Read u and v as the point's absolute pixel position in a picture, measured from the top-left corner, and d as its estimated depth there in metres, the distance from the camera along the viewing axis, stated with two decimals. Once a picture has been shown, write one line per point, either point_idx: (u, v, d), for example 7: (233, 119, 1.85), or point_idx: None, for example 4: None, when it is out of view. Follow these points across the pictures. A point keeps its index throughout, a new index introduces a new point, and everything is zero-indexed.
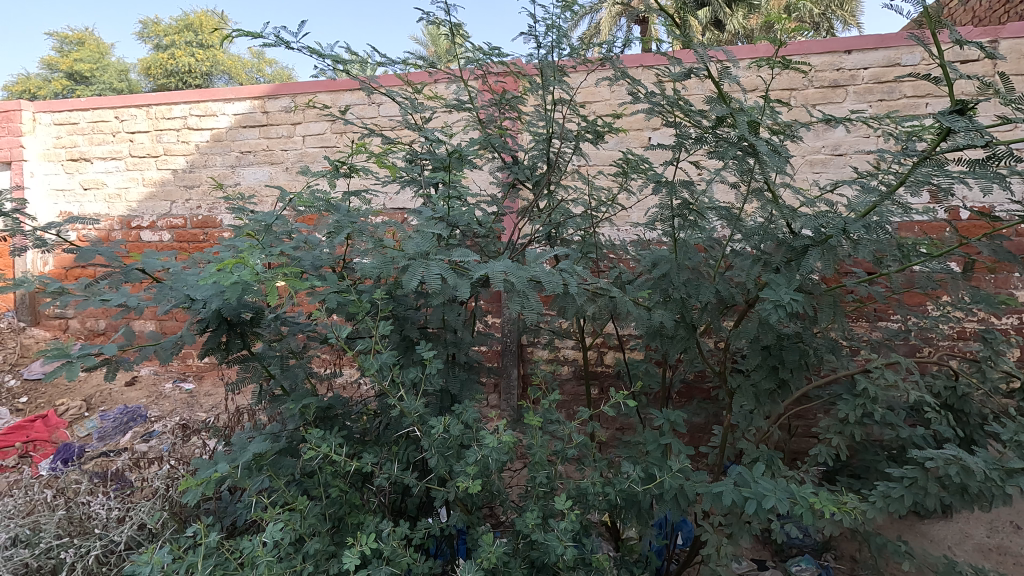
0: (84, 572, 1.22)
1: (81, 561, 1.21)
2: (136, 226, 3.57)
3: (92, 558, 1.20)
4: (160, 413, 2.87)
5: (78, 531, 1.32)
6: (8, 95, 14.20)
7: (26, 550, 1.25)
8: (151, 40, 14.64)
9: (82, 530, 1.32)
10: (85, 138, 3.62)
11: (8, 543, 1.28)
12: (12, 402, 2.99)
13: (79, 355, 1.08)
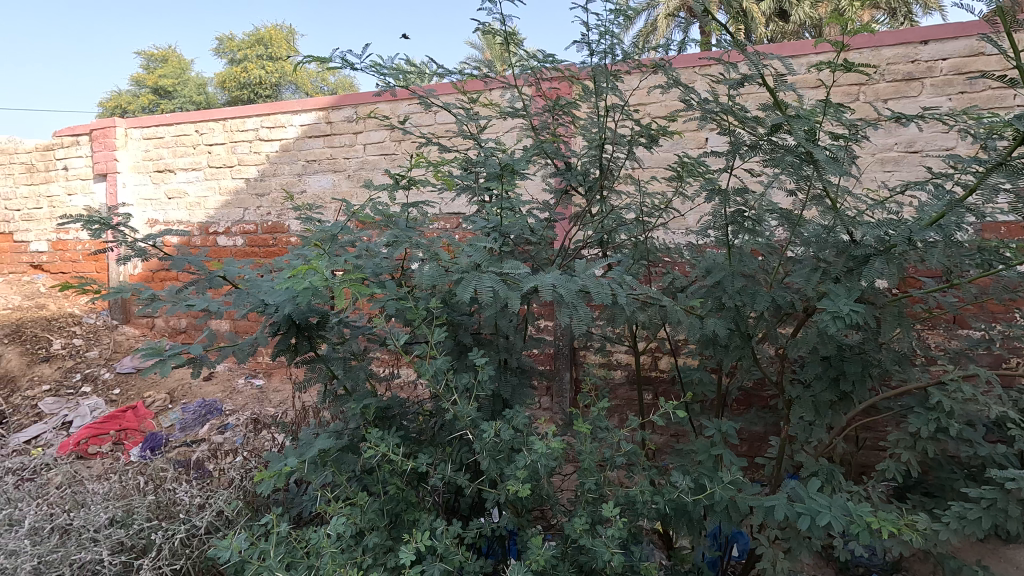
0: (170, 553, 1.33)
1: (168, 542, 1.33)
2: (214, 231, 3.83)
3: (177, 540, 1.31)
4: (234, 407, 3.08)
5: (165, 515, 1.44)
6: (101, 109, 15.48)
7: (122, 530, 1.36)
8: (226, 54, 15.61)
9: (168, 514, 1.45)
10: (169, 150, 3.92)
11: (106, 522, 1.40)
12: (106, 393, 3.28)
13: (170, 354, 1.19)
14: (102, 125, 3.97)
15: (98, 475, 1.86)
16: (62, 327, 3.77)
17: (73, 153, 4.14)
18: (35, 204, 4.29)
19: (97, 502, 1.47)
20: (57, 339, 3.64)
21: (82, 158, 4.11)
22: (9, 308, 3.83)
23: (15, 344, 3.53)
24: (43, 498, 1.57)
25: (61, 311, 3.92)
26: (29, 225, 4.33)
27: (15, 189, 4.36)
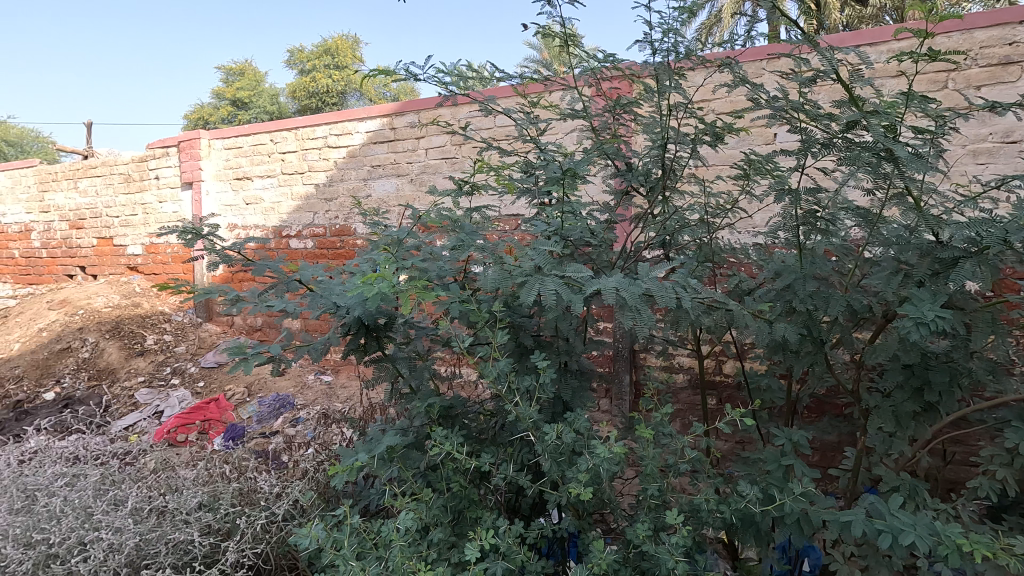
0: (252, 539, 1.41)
1: (250, 528, 1.42)
2: (287, 235, 4.05)
3: (258, 526, 1.40)
4: (305, 401, 3.25)
5: (247, 502, 1.54)
6: (187, 122, 16.71)
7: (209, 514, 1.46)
8: (297, 66, 16.41)
9: (250, 501, 1.55)
10: (247, 159, 4.18)
11: (196, 506, 1.49)
12: (192, 386, 3.54)
13: (253, 353, 1.27)
14: (188, 137, 4.28)
15: (187, 460, 2.02)
16: (154, 324, 4.09)
17: (163, 164, 4.48)
18: (131, 211, 4.68)
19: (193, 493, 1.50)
20: (150, 335, 3.96)
21: (171, 168, 4.44)
22: (110, 306, 4.21)
23: (114, 339, 3.86)
24: (143, 482, 1.65)
25: (153, 310, 4.26)
26: (126, 230, 4.73)
27: (115, 197, 4.78)
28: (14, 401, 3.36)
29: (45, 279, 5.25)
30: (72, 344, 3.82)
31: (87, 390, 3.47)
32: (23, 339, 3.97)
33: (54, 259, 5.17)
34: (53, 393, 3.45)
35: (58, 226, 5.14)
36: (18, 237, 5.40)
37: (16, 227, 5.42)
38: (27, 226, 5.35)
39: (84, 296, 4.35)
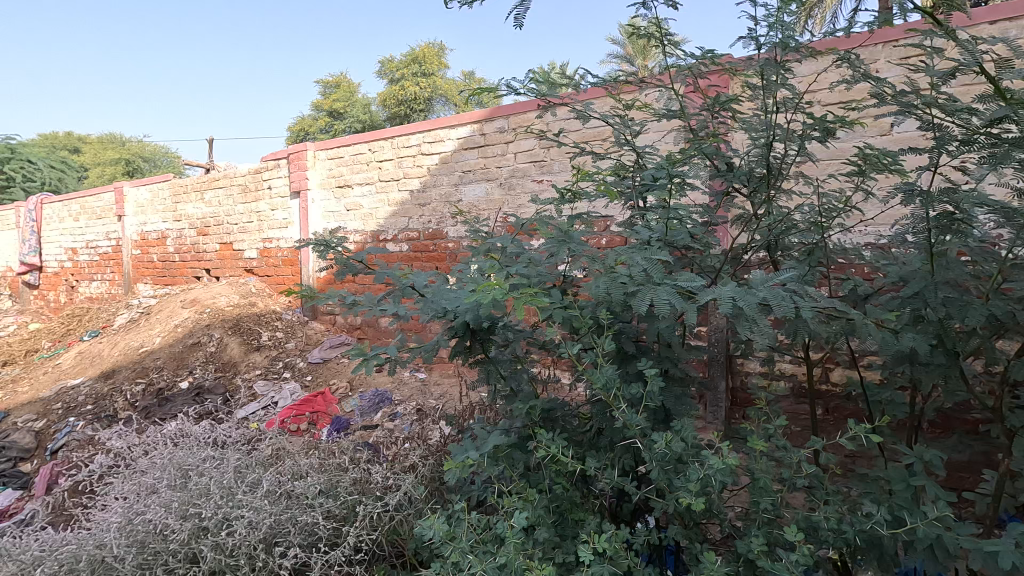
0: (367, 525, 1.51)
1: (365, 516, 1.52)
2: (383, 239, 4.28)
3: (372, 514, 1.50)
4: (401, 397, 3.43)
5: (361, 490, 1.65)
6: (290, 133, 18.09)
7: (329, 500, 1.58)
8: (387, 76, 17.22)
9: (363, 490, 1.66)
10: (348, 168, 4.46)
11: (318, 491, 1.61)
12: (301, 379, 3.84)
13: (372, 355, 1.37)
14: (297, 149, 4.64)
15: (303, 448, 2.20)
16: (268, 322, 4.48)
17: (275, 175, 4.89)
18: (248, 218, 5.15)
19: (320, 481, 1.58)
20: (265, 332, 4.34)
21: (282, 179, 4.83)
22: (231, 305, 4.65)
23: (235, 335, 4.27)
24: (274, 468, 1.74)
25: (266, 308, 4.66)
26: (243, 236, 5.20)
27: (234, 206, 5.27)
28: (156, 388, 3.81)
29: (176, 280, 5.88)
30: (201, 339, 4.26)
31: (214, 380, 3.86)
32: (162, 334, 4.48)
33: (184, 262, 5.79)
34: (187, 381, 3.86)
35: (187, 233, 5.74)
36: (155, 242, 6.09)
37: (153, 234, 6.12)
38: (162, 233, 6.03)
39: (209, 295, 4.84)
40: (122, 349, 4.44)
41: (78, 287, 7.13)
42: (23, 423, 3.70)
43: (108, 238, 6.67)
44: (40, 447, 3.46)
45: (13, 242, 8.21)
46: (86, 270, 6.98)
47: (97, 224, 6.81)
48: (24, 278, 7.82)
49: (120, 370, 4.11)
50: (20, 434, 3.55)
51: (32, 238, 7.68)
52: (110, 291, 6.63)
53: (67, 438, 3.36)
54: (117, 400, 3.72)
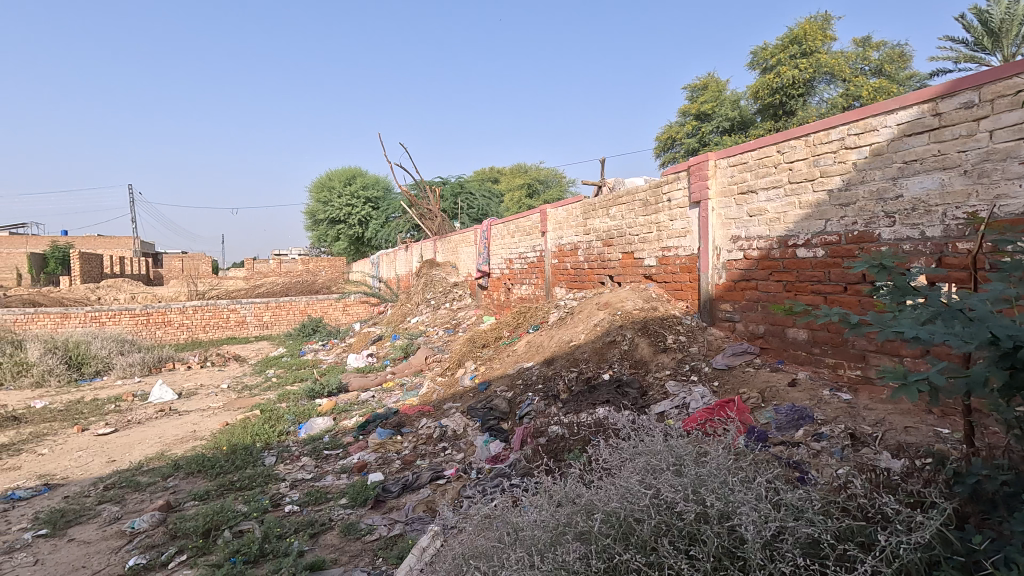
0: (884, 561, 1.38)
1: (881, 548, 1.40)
2: (793, 244, 3.98)
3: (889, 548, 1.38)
4: (825, 416, 3.15)
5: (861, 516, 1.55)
6: (659, 142, 19.13)
7: (833, 520, 1.51)
8: (760, 65, 16.25)
9: (863, 516, 1.55)
10: (752, 173, 4.34)
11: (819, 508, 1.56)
12: (709, 383, 3.96)
13: (913, 379, 1.34)
14: (699, 160, 4.79)
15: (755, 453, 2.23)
16: (671, 325, 4.80)
17: (675, 187, 5.17)
18: (648, 229, 5.62)
19: (816, 498, 1.53)
20: (669, 334, 4.65)
21: (682, 191, 5.08)
22: (637, 308, 5.18)
23: (644, 336, 4.72)
24: (755, 468, 1.79)
25: (667, 312, 5.04)
26: (643, 246, 5.71)
27: (636, 219, 5.83)
28: (586, 376, 4.56)
29: (585, 285, 6.88)
30: (616, 338, 4.87)
31: (630, 375, 4.38)
32: (585, 331, 5.33)
33: (591, 270, 6.73)
34: (609, 374, 4.50)
35: (595, 244, 6.67)
36: (569, 253, 7.30)
37: (568, 246, 7.33)
38: (574, 245, 7.18)
39: (618, 299, 5.49)
40: (556, 341, 5.49)
41: (512, 289, 9.14)
42: (500, 393, 4.99)
43: (534, 250, 8.34)
44: (512, 412, 4.60)
45: (471, 255, 11.16)
46: (518, 275, 8.90)
47: (527, 239, 8.60)
48: (478, 281, 10.53)
49: (558, 359, 5.08)
50: (500, 400, 4.80)
51: (484, 251, 10.26)
52: (535, 292, 8.29)
53: (530, 407, 4.40)
54: (559, 383, 4.63)
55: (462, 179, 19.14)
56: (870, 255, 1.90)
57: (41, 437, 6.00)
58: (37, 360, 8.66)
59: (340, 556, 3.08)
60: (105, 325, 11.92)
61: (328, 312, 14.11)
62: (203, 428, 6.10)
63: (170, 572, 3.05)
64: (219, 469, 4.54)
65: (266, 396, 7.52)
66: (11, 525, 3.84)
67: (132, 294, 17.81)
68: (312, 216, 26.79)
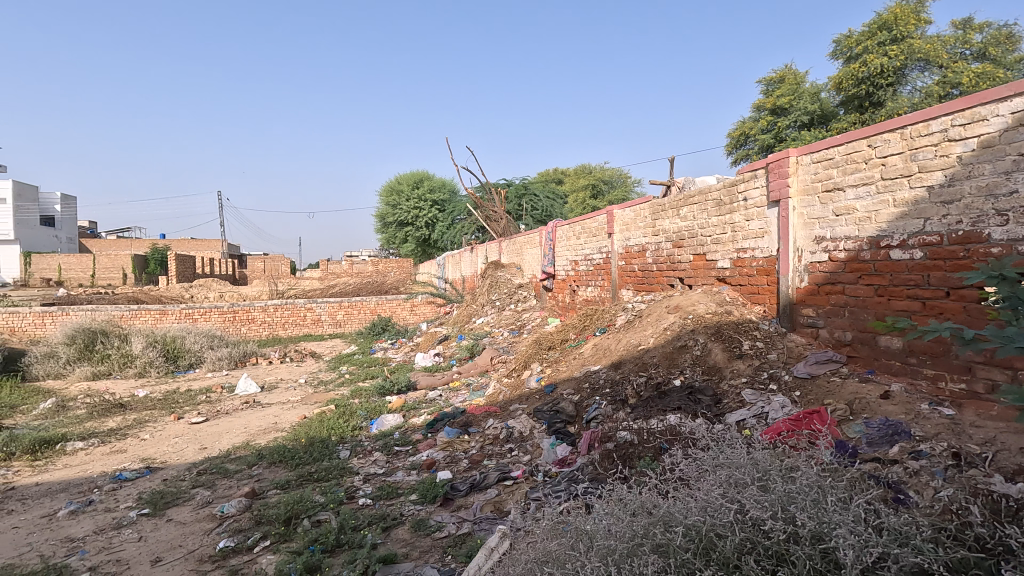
0: None
1: None
2: (886, 245, 3.69)
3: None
4: (924, 433, 2.89)
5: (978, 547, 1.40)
6: (731, 139, 18.39)
7: (946, 549, 1.38)
8: (844, 54, 15.26)
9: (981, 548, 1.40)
10: (839, 170, 4.07)
11: (927, 536, 1.43)
12: (790, 393, 3.74)
13: None
14: (779, 157, 4.55)
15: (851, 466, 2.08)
16: (747, 330, 4.58)
17: (752, 186, 4.94)
18: (722, 230, 5.40)
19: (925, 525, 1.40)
20: (745, 340, 4.44)
21: (759, 189, 4.84)
22: (710, 312, 4.99)
23: (718, 341, 4.54)
24: (850, 487, 1.67)
25: (743, 317, 4.81)
26: (716, 247, 5.49)
27: (708, 219, 5.62)
28: (655, 382, 4.44)
29: (653, 288, 6.70)
30: (688, 342, 4.71)
31: (703, 382, 4.21)
32: (655, 335, 5.19)
33: (660, 272, 6.55)
34: (680, 380, 4.36)
35: (664, 245, 6.48)
36: (637, 254, 7.14)
37: (636, 247, 7.17)
38: (643, 246, 7.01)
39: (690, 302, 5.31)
40: (624, 345, 5.38)
41: (578, 291, 9.06)
42: (567, 396, 4.95)
43: (600, 252, 8.22)
44: (579, 415, 4.55)
45: (536, 256, 11.16)
46: (584, 277, 8.80)
47: (593, 240, 8.49)
48: (543, 282, 10.51)
49: (626, 363, 4.98)
50: (566, 403, 4.76)
51: (549, 253, 10.23)
52: (601, 294, 8.17)
53: (597, 412, 4.33)
54: (628, 387, 4.53)
55: (526, 180, 19.22)
56: (989, 262, 1.71)
57: (143, 424, 6.56)
58: (139, 353, 9.48)
59: (410, 551, 3.16)
60: (196, 321, 12.88)
61: (397, 312, 14.56)
62: (283, 420, 6.45)
63: (255, 555, 3.24)
64: (298, 460, 4.78)
65: (340, 392, 7.85)
66: (119, 503, 4.23)
67: (220, 293, 19.15)
68: (382, 218, 27.76)
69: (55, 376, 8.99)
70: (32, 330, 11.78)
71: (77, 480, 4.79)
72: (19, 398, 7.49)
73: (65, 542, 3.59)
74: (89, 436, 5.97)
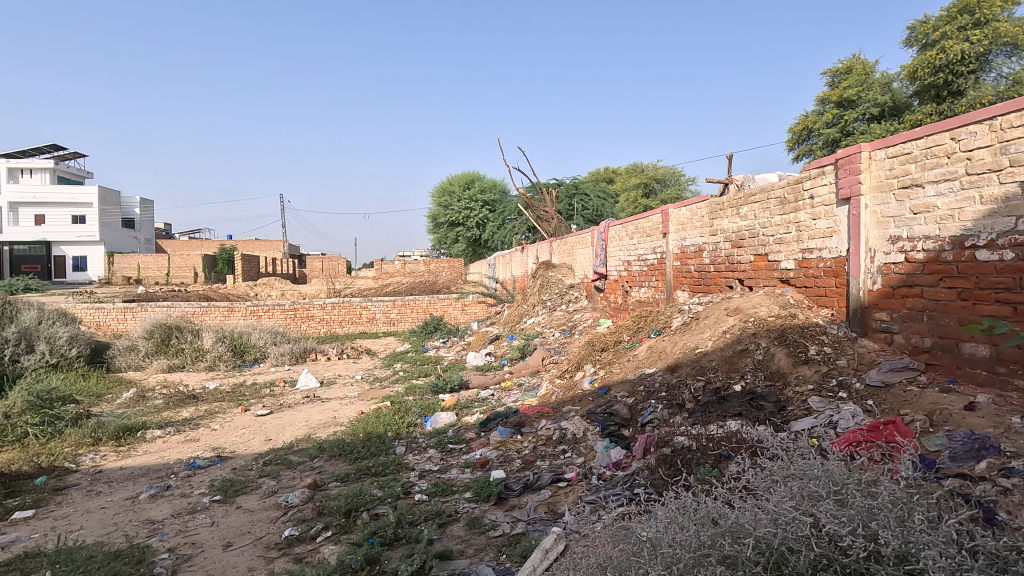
0: None
1: None
2: (971, 245, 3.43)
3: None
4: (1016, 449, 2.67)
5: None
6: (793, 134, 17.63)
7: None
8: (919, 41, 14.34)
9: None
10: (917, 165, 3.82)
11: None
12: (862, 402, 3.54)
13: None
14: (849, 152, 4.32)
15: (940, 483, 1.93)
16: (813, 334, 4.37)
17: (819, 183, 4.71)
18: (785, 229, 5.18)
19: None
20: (812, 345, 4.24)
21: (827, 186, 4.61)
22: (773, 316, 4.80)
23: (782, 346, 4.35)
24: (938, 503, 1.57)
25: (809, 320, 4.59)
26: (780, 248, 5.27)
27: (771, 219, 5.40)
28: (714, 387, 4.30)
29: (710, 289, 6.51)
30: (749, 346, 4.54)
31: (766, 388, 4.05)
32: (713, 338, 5.04)
33: (718, 273, 6.35)
34: (741, 385, 4.21)
35: (723, 246, 6.28)
36: (693, 255, 6.96)
37: (691, 248, 6.99)
38: (699, 246, 6.82)
39: (751, 304, 5.13)
40: (681, 348, 5.25)
41: (630, 292, 8.92)
42: (621, 399, 4.88)
43: (654, 252, 8.06)
44: (634, 419, 4.47)
45: (588, 256, 11.06)
46: (637, 278, 8.66)
47: (646, 240, 8.34)
48: (595, 283, 10.41)
49: (683, 366, 4.85)
50: (621, 406, 4.69)
51: (601, 253, 10.11)
52: (655, 295, 8.01)
53: (652, 415, 4.24)
54: (685, 391, 4.41)
55: (577, 180, 19.12)
56: None
57: (214, 415, 6.94)
58: (210, 347, 10.05)
59: (466, 548, 3.20)
60: (261, 318, 13.52)
61: (448, 311, 14.78)
62: (342, 415, 6.67)
63: (318, 545, 3.37)
64: (357, 455, 4.93)
65: (395, 389, 8.05)
66: (194, 489, 4.49)
67: (282, 291, 20.02)
68: (434, 219, 28.25)
69: (135, 368, 9.65)
70: (115, 324, 12.69)
71: (156, 466, 5.12)
72: (104, 387, 8.09)
73: (147, 523, 3.85)
74: (166, 426, 6.37)
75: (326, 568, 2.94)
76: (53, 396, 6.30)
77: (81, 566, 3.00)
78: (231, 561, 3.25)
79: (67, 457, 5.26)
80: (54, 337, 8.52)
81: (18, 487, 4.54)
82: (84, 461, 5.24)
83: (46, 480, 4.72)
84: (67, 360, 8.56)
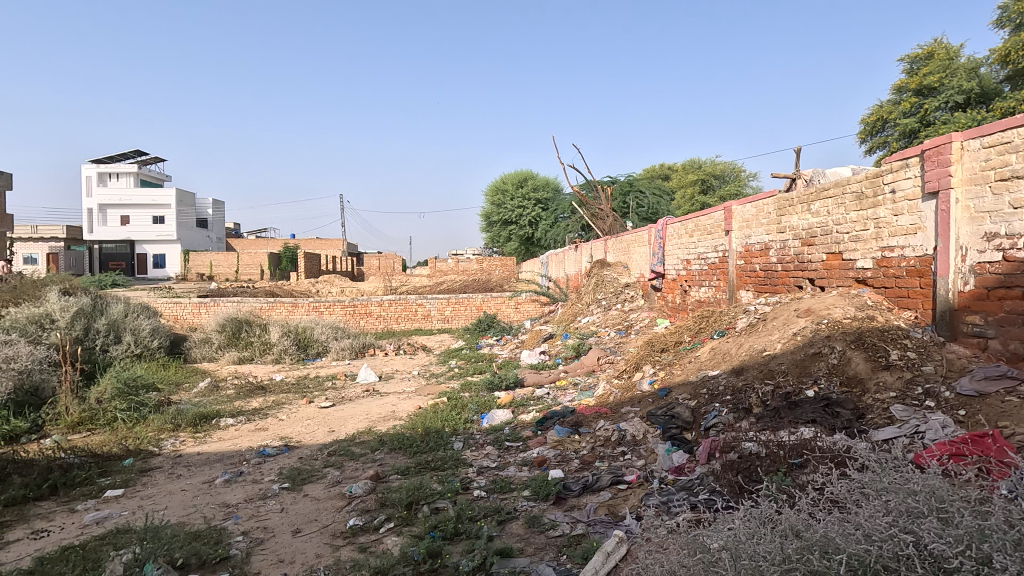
0: None
1: None
2: None
3: None
4: None
5: None
6: (865, 126, 16.63)
7: None
8: (1013, 20, 13.24)
9: None
10: (1017, 155, 3.49)
11: None
12: (951, 411, 3.29)
13: None
14: (937, 143, 4.00)
15: None
16: (895, 338, 4.10)
17: (901, 176, 4.40)
18: (862, 226, 4.88)
19: None
20: (893, 350, 3.98)
21: (910, 180, 4.30)
22: (849, 318, 4.54)
23: (859, 350, 4.10)
24: None
25: (889, 323, 4.31)
26: (856, 246, 4.98)
27: (845, 215, 5.11)
28: (784, 392, 4.10)
29: (777, 289, 6.22)
30: (823, 349, 4.30)
31: (842, 394, 3.83)
32: (782, 340, 4.81)
33: (786, 272, 6.06)
34: (814, 390, 3.99)
35: (792, 244, 5.99)
36: (758, 253, 6.67)
37: (757, 246, 6.70)
38: (765, 244, 6.53)
39: (824, 306, 4.86)
40: (747, 350, 5.05)
41: (689, 291, 8.66)
42: (682, 401, 4.74)
43: (716, 250, 7.78)
44: (697, 422, 4.33)
45: (645, 255, 10.82)
46: (697, 277, 8.40)
47: (707, 238, 8.07)
48: (652, 282, 10.18)
49: (749, 369, 4.66)
50: (683, 408, 4.55)
51: (659, 251, 9.87)
52: (716, 295, 7.73)
53: (717, 419, 4.09)
54: (752, 395, 4.23)
55: (632, 177, 18.82)
56: None
57: (280, 406, 7.25)
58: (276, 341, 10.53)
59: (526, 547, 3.18)
60: (322, 314, 14.03)
61: (502, 309, 14.82)
62: (400, 409, 6.82)
63: (381, 536, 3.45)
64: (416, 448, 5.03)
65: (450, 385, 8.16)
66: (264, 476, 4.71)
67: (342, 288, 20.71)
68: (487, 218, 28.44)
69: (209, 359, 10.23)
70: (190, 318, 13.50)
71: (229, 453, 5.40)
72: (182, 377, 8.62)
73: (222, 506, 4.06)
74: (237, 415, 6.72)
75: (389, 560, 2.99)
76: (137, 383, 6.77)
77: (166, 543, 3.19)
78: (301, 546, 3.37)
79: (151, 441, 5.63)
80: (138, 329, 9.16)
81: (108, 468, 4.90)
82: (166, 445, 5.60)
83: (133, 461, 5.07)
84: (149, 351, 9.19)
